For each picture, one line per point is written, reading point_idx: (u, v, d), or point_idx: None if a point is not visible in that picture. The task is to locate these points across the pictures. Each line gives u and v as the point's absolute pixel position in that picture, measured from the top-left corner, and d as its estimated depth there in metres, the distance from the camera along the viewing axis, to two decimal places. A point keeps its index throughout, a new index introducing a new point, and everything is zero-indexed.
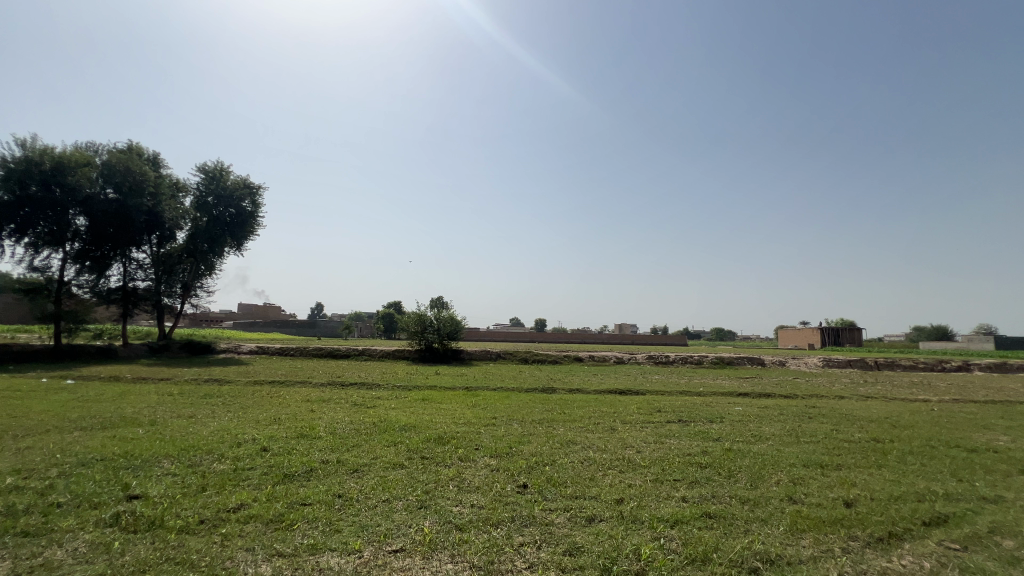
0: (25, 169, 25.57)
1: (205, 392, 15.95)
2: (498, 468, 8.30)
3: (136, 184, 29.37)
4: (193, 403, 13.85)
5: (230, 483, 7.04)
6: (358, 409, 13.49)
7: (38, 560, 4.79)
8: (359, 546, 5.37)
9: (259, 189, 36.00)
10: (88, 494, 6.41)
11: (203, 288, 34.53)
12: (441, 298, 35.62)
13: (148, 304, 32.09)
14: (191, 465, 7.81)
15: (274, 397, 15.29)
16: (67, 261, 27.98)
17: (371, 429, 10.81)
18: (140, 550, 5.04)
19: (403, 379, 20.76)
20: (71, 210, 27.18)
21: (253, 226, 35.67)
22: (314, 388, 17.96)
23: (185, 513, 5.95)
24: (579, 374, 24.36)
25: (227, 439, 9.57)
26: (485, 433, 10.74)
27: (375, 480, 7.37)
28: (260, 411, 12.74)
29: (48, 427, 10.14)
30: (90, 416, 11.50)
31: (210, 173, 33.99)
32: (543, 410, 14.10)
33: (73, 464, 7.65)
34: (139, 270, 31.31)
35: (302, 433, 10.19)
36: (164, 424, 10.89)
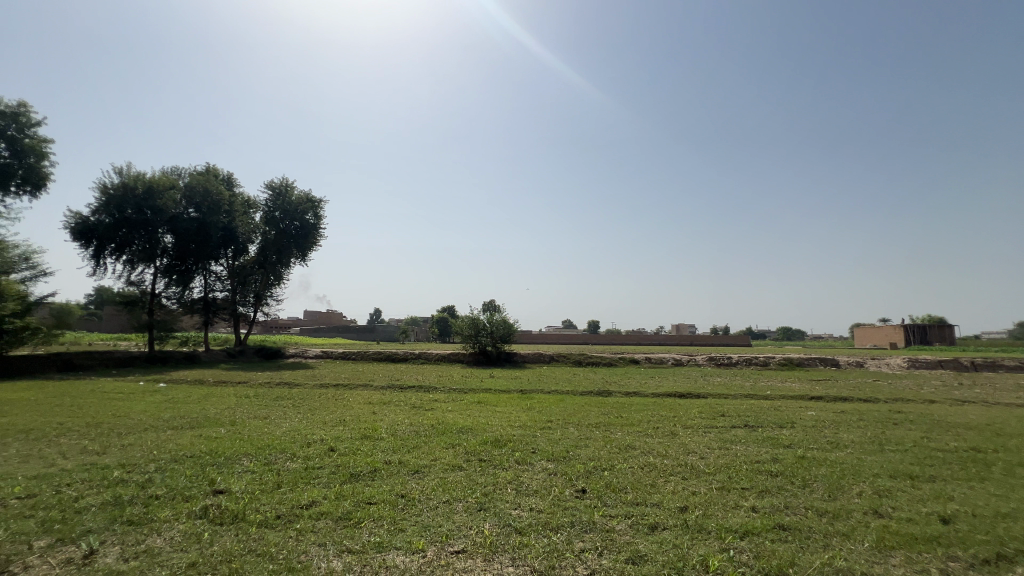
0: (121, 194, 28.62)
1: (277, 395, 17.02)
2: (556, 472, 8.24)
3: (214, 203, 31.94)
4: (267, 405, 14.82)
5: (302, 480, 7.48)
6: (417, 411, 13.87)
7: (141, 546, 5.30)
8: (423, 545, 5.51)
9: (321, 202, 38.09)
10: (181, 488, 7.03)
11: (273, 298, 36.92)
12: (492, 301, 36.05)
13: (226, 313, 34.73)
14: (267, 463, 8.37)
15: (339, 400, 16.05)
16: (157, 276, 30.86)
17: (429, 431, 11.07)
18: (227, 542, 5.44)
19: (458, 382, 21.10)
20: (160, 230, 29.99)
21: (316, 238, 37.73)
22: (375, 390, 18.63)
23: (264, 508, 6.37)
24: (636, 377, 23.79)
25: (298, 438, 10.17)
26: (542, 436, 10.71)
27: (435, 482, 7.55)
28: (327, 412, 13.44)
29: (145, 426, 11.21)
30: (179, 416, 12.58)
31: (277, 189, 36.37)
32: (599, 413, 13.89)
33: (167, 460, 8.43)
34: (217, 282, 33.95)
35: (366, 434, 10.65)
36: (242, 424, 11.72)
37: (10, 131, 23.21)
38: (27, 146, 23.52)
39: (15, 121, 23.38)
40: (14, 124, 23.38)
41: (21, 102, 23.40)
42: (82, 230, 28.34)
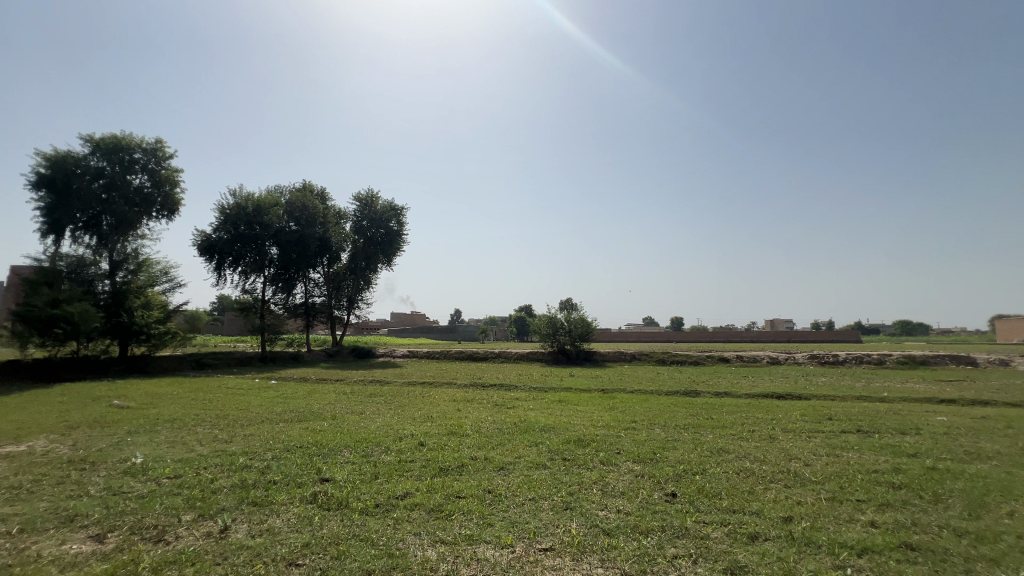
0: (236, 213, 32.41)
1: (371, 392, 18.27)
2: (643, 474, 7.99)
3: (310, 216, 35.04)
4: (363, 401, 15.95)
5: (397, 472, 7.96)
6: (500, 409, 14.16)
7: (264, 525, 5.95)
8: (511, 541, 5.60)
9: (403, 210, 40.24)
10: (294, 475, 7.79)
11: (363, 301, 39.67)
12: (569, 299, 35.79)
13: (324, 317, 37.88)
14: (365, 455, 9.01)
15: (426, 397, 16.85)
16: (266, 284, 34.44)
17: (512, 429, 11.23)
18: (334, 526, 5.93)
19: (538, 381, 21.19)
20: (267, 243, 33.47)
21: (400, 244, 39.95)
22: (459, 389, 19.29)
23: (364, 497, 6.86)
24: (726, 376, 22.37)
25: (391, 433, 10.83)
26: (626, 437, 10.44)
27: (520, 479, 7.66)
28: (415, 409, 14.17)
29: (262, 418, 12.58)
30: (289, 410, 13.95)
31: (364, 200, 38.94)
32: (687, 414, 13.25)
33: (281, 449, 9.39)
34: (316, 288, 37.11)
35: (452, 430, 11.07)
36: (342, 418, 12.71)
37: (150, 164, 27.08)
38: (162, 177, 27.31)
39: (154, 156, 27.23)
40: (153, 158, 27.22)
41: (158, 139, 27.19)
42: (206, 246, 32.43)
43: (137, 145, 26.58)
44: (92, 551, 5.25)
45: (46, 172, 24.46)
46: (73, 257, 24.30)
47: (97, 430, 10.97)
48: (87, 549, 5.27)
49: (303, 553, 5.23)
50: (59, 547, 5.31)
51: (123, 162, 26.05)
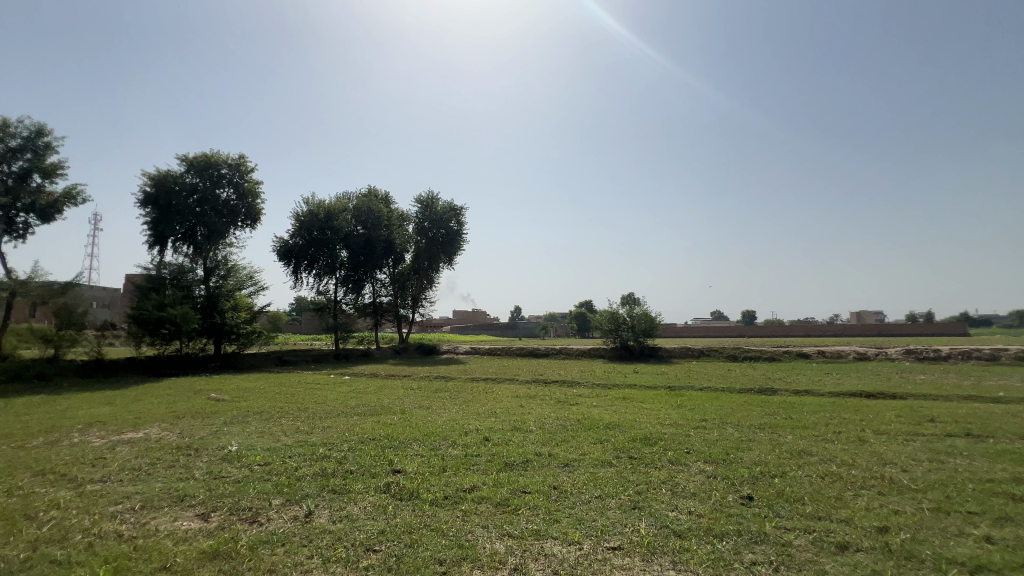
0: (309, 220, 34.68)
1: (437, 388, 18.89)
2: (715, 475, 7.64)
3: (376, 220, 36.74)
4: (429, 397, 16.53)
5: (464, 466, 8.17)
6: (562, 406, 14.11)
7: (344, 512, 6.33)
8: (578, 538, 5.57)
9: (462, 209, 41.13)
10: (368, 465, 8.23)
11: (427, 300, 41.01)
12: (630, 294, 34.87)
13: (390, 316, 39.59)
14: (433, 448, 9.32)
15: (489, 393, 17.14)
16: (338, 286, 36.53)
17: (576, 426, 11.14)
18: (407, 515, 6.19)
19: (601, 378, 20.85)
20: (338, 247, 35.53)
21: (460, 243, 40.88)
22: (521, 385, 19.43)
23: (434, 488, 7.11)
24: (806, 373, 20.86)
25: (457, 428, 11.13)
26: (696, 436, 10.03)
27: (586, 476, 7.59)
28: (479, 405, 14.46)
29: (338, 412, 13.41)
30: (362, 404, 14.75)
31: (425, 202, 40.14)
32: (762, 413, 12.49)
33: (356, 441, 9.95)
34: (383, 289, 38.87)
35: (516, 426, 11.18)
36: (410, 413, 13.24)
37: (235, 178, 29.60)
38: (245, 189, 29.75)
39: (238, 170, 29.71)
40: (237, 172, 29.72)
41: (241, 155, 29.64)
42: (285, 252, 34.93)
43: (224, 161, 29.15)
44: (200, 528, 5.85)
45: (151, 190, 27.52)
46: (175, 265, 27.17)
47: (199, 420, 12.21)
48: (195, 526, 5.88)
49: (380, 540, 5.51)
50: (172, 523, 5.96)
51: (212, 178, 28.69)
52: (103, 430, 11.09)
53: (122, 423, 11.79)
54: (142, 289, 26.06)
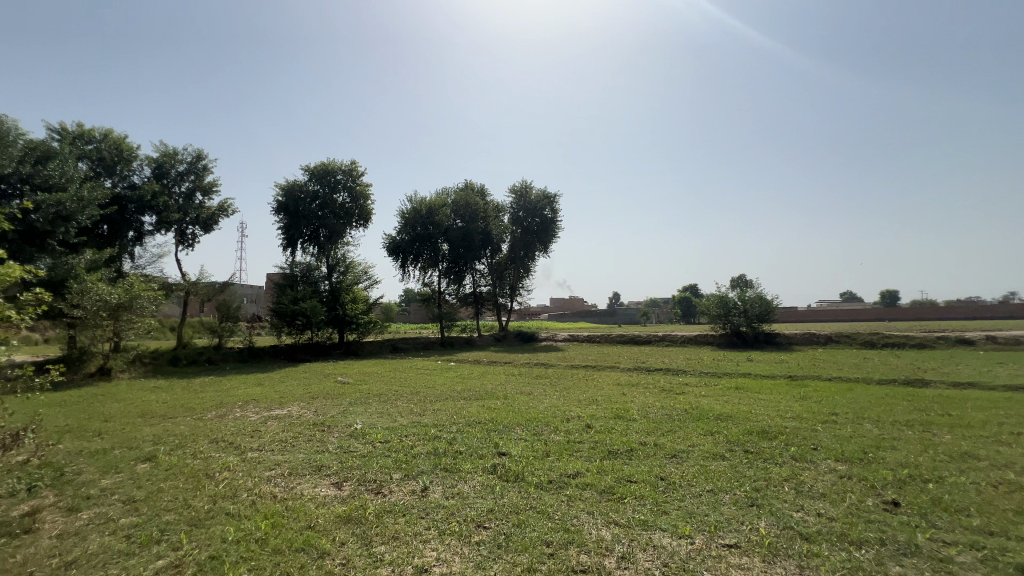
0: (413, 217, 37.03)
1: (538, 374, 19.24)
2: (849, 475, 6.81)
3: (473, 212, 38.10)
4: (530, 383, 16.88)
5: (567, 451, 8.24)
6: (668, 395, 13.54)
7: (455, 489, 6.75)
8: (689, 532, 5.33)
9: (555, 196, 41.03)
10: (476, 447, 8.65)
11: (524, 288, 41.77)
12: (741, 275, 32.14)
13: (490, 304, 41.00)
14: (536, 433, 9.50)
15: (590, 380, 17.02)
16: (441, 277, 38.63)
17: (683, 416, 10.62)
18: (513, 496, 6.42)
19: (710, 366, 19.58)
20: (439, 241, 37.52)
21: (555, 231, 40.90)
22: (623, 372, 18.99)
23: (538, 472, 7.27)
24: (969, 363, 17.63)
25: (558, 414, 11.23)
26: (824, 431, 9.01)
27: (695, 468, 7.22)
28: (580, 392, 14.42)
29: (447, 396, 14.28)
30: (467, 389, 15.54)
31: (519, 192, 40.55)
32: (910, 408, 10.83)
33: (464, 423, 10.51)
34: (482, 279, 40.31)
35: (618, 414, 10.98)
36: (513, 398, 13.64)
37: (349, 183, 32.60)
38: (357, 192, 32.62)
39: (351, 176, 32.68)
40: (350, 177, 32.70)
41: (353, 161, 32.52)
42: (393, 247, 37.69)
43: (339, 168, 32.23)
44: (334, 495, 6.63)
45: (283, 199, 31.39)
46: (304, 263, 30.79)
47: (330, 400, 13.79)
48: (331, 493, 6.69)
49: (489, 517, 5.79)
50: (314, 489, 6.85)
51: (330, 184, 31.89)
52: (257, 407, 13.03)
53: (271, 401, 13.75)
54: (279, 286, 29.96)
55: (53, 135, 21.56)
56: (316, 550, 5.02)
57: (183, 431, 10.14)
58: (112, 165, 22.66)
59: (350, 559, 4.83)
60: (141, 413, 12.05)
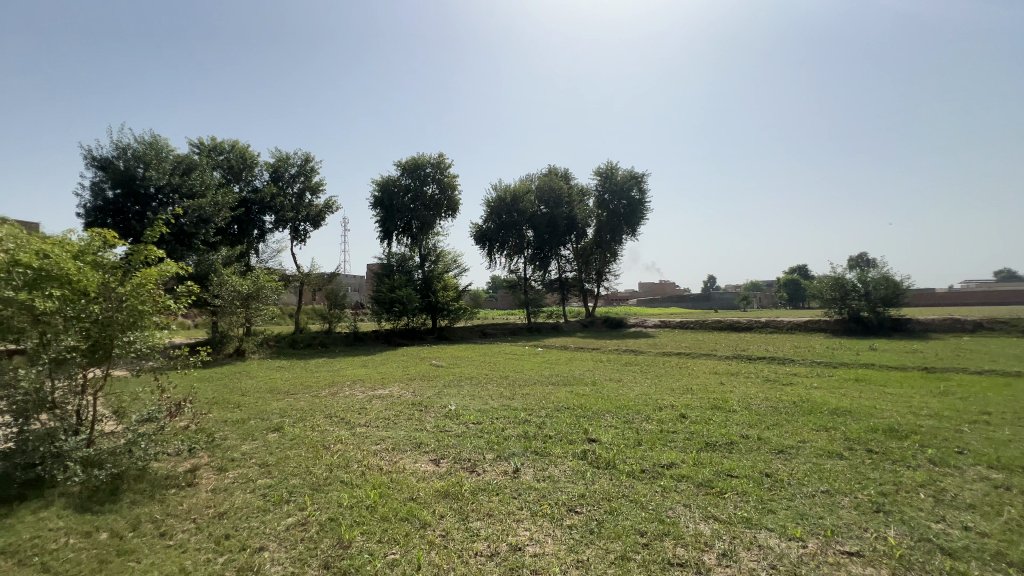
0: (498, 205, 37.68)
1: (627, 361, 18.80)
2: (1008, 486, 5.78)
3: (558, 197, 37.84)
4: (619, 369, 16.52)
5: (660, 441, 7.96)
6: (773, 385, 12.50)
7: (546, 472, 6.84)
8: (801, 535, 4.90)
9: (643, 176, 39.38)
10: (565, 432, 8.68)
11: (611, 273, 40.83)
12: (863, 254, 28.48)
13: (576, 290, 40.71)
14: (627, 421, 9.30)
15: (684, 368, 16.24)
16: (526, 264, 39.03)
17: (792, 409, 9.74)
18: (604, 483, 6.35)
19: (824, 355, 17.69)
20: (524, 227, 37.86)
21: (643, 212, 39.36)
22: (720, 361, 17.83)
23: (630, 461, 7.12)
24: None
25: (650, 402, 10.88)
26: (973, 433, 7.74)
27: (807, 467, 6.60)
28: (673, 380, 13.86)
29: (535, 381, 14.49)
30: (556, 374, 15.65)
31: (605, 174, 39.40)
32: None
33: (552, 408, 10.59)
34: (567, 264, 40.06)
35: (716, 404, 10.36)
36: (601, 384, 13.49)
37: (437, 175, 33.96)
38: (445, 184, 33.91)
39: (439, 168, 34.01)
40: (439, 170, 34.05)
41: (441, 154, 33.76)
42: (480, 236, 38.71)
43: (428, 161, 33.67)
44: (433, 471, 7.06)
45: (379, 194, 33.54)
46: (399, 254, 32.81)
47: (426, 382, 14.69)
48: (430, 469, 7.13)
49: (580, 503, 5.80)
50: (415, 464, 7.35)
51: (420, 177, 33.49)
52: (364, 386, 14.29)
53: (375, 382, 14.97)
54: (378, 275, 32.25)
55: (194, 149, 25.10)
56: (418, 521, 5.40)
57: (303, 406, 11.42)
58: (239, 172, 25.82)
59: (449, 532, 5.13)
60: (270, 389, 13.79)
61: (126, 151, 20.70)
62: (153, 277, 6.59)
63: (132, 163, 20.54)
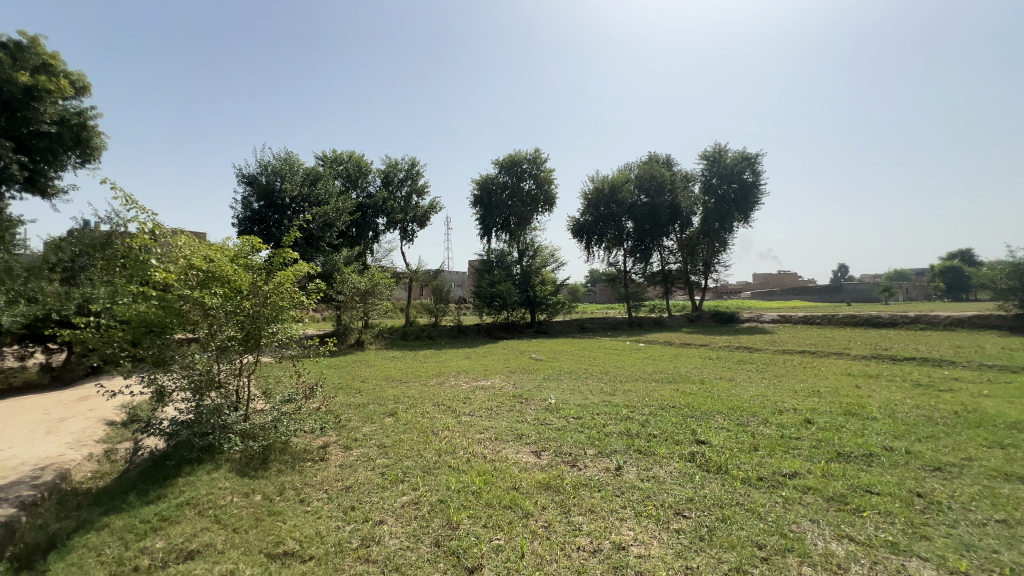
0: (596, 196, 36.93)
1: (740, 358, 17.39)
2: None
3: (659, 185, 36.10)
4: (731, 368, 15.34)
5: (780, 448, 7.23)
6: (925, 391, 10.69)
7: (650, 472, 6.59)
8: (966, 569, 4.14)
9: (756, 157, 36.11)
10: (671, 432, 8.29)
11: (720, 263, 37.95)
12: None
13: (681, 282, 38.54)
14: (741, 423, 8.59)
15: (809, 368, 14.59)
16: (626, 256, 37.81)
17: (952, 420, 8.24)
18: (715, 488, 5.94)
19: (998, 357, 14.68)
20: (623, 219, 36.68)
21: (757, 196, 36.06)
22: (855, 361, 15.71)
23: (745, 466, 6.57)
24: None
25: (768, 404, 9.93)
26: None
27: (974, 489, 5.54)
28: (796, 381, 12.51)
29: (637, 377, 14.04)
30: (659, 371, 15.00)
31: (711, 157, 36.71)
32: None
33: (657, 406, 10.16)
34: (671, 256, 38.02)
35: (850, 410, 9.14)
36: (711, 383, 12.62)
37: (534, 171, 34.28)
38: (542, 178, 34.11)
39: (536, 163, 34.31)
40: (535, 165, 34.35)
41: (537, 149, 34.05)
42: (577, 229, 38.40)
43: (525, 158, 34.11)
44: (535, 462, 7.17)
45: (479, 193, 34.82)
46: (498, 250, 33.80)
47: (527, 375, 14.98)
48: (532, 460, 7.26)
49: (689, 507, 5.49)
50: (517, 454, 7.54)
51: (517, 173, 34.11)
52: (468, 377, 15.01)
53: (478, 373, 15.63)
54: (479, 271, 33.50)
55: (319, 162, 28.21)
56: (521, 510, 5.52)
57: (414, 393, 12.32)
58: (355, 179, 28.49)
59: (551, 524, 5.17)
60: (387, 377, 15.12)
61: (267, 168, 23.94)
62: (290, 277, 7.56)
63: (272, 178, 23.70)
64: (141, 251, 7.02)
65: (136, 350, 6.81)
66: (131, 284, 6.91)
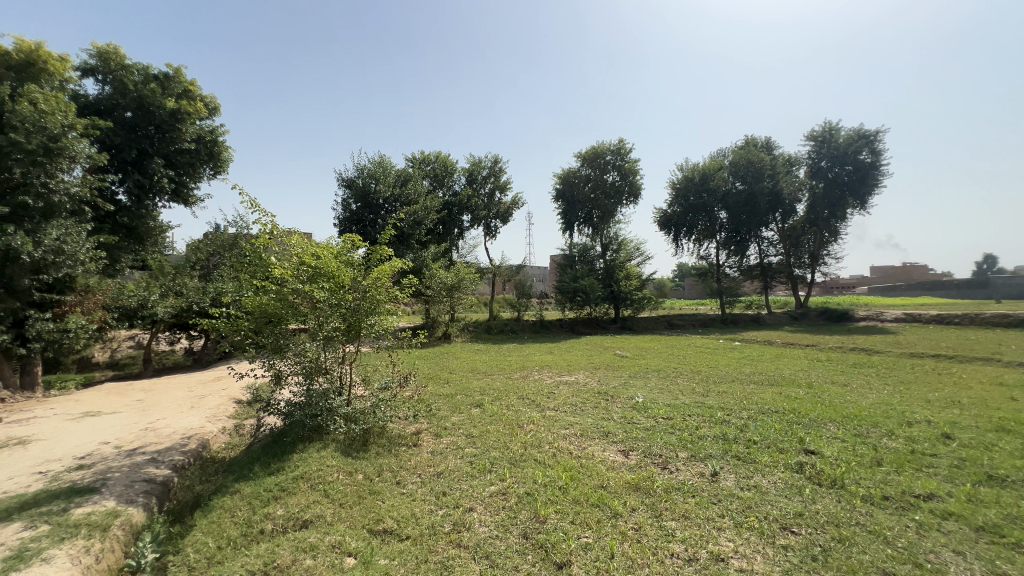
0: (685, 186, 35.00)
1: (855, 361, 15.52)
2: None
3: (757, 171, 33.28)
4: (845, 371, 13.74)
5: (911, 465, 6.33)
6: None
7: (751, 481, 6.10)
8: None
9: (875, 134, 31.98)
10: (774, 439, 7.60)
11: (830, 255, 34.12)
12: None
13: (783, 277, 35.22)
14: (859, 434, 7.64)
15: (946, 375, 12.59)
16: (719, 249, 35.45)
17: None
18: (829, 504, 5.35)
19: None
20: (716, 209, 34.34)
21: (876, 178, 31.96)
22: (1007, 369, 13.29)
23: (866, 483, 5.84)
24: None
25: (893, 414, 8.73)
26: None
27: None
28: (929, 389, 10.85)
29: (733, 377, 13.13)
30: (759, 373, 13.83)
31: (820, 137, 33.13)
32: None
33: (757, 410, 9.41)
34: (771, 248, 34.92)
35: (1003, 426, 7.73)
36: (820, 388, 11.38)
37: (618, 162, 33.24)
38: (627, 170, 33.03)
39: (620, 154, 33.21)
40: (619, 156, 33.27)
41: (621, 139, 32.98)
42: (665, 222, 36.74)
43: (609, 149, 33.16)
44: (623, 462, 6.97)
45: (561, 187, 34.64)
46: (581, 244, 33.38)
47: (612, 372, 14.61)
48: (619, 459, 7.07)
49: (798, 522, 4.99)
50: (604, 452, 7.38)
51: (600, 165, 33.35)
52: (552, 372, 14.99)
53: (561, 368, 15.51)
54: (561, 266, 33.36)
55: (409, 164, 29.79)
56: (609, 510, 5.39)
57: (499, 386, 12.55)
58: (442, 178, 29.70)
59: (642, 527, 4.99)
60: (473, 369, 15.59)
61: (363, 172, 25.78)
62: (386, 272, 8.01)
63: (368, 180, 25.52)
64: (261, 250, 7.87)
65: (258, 338, 7.66)
66: (254, 279, 7.79)
